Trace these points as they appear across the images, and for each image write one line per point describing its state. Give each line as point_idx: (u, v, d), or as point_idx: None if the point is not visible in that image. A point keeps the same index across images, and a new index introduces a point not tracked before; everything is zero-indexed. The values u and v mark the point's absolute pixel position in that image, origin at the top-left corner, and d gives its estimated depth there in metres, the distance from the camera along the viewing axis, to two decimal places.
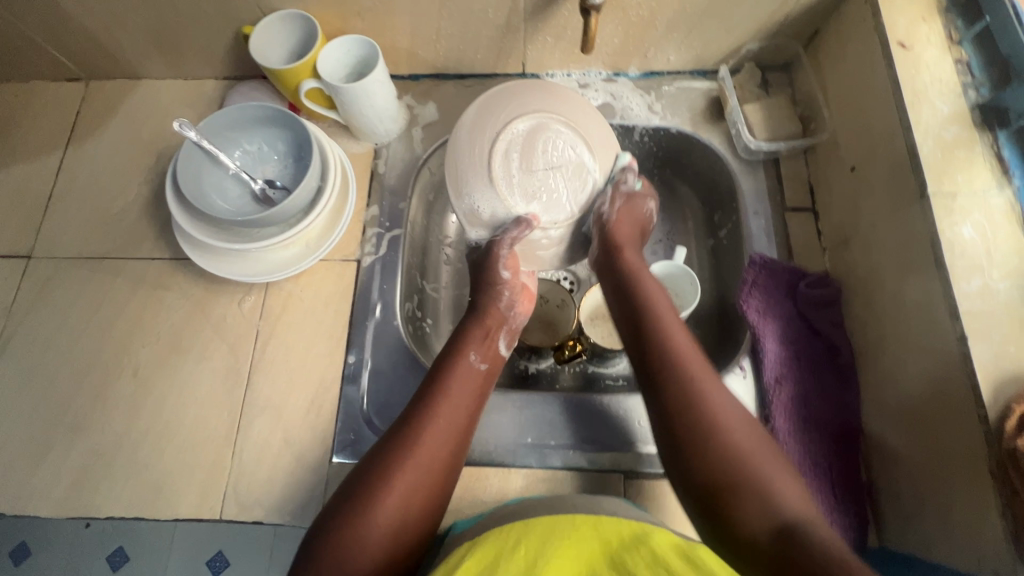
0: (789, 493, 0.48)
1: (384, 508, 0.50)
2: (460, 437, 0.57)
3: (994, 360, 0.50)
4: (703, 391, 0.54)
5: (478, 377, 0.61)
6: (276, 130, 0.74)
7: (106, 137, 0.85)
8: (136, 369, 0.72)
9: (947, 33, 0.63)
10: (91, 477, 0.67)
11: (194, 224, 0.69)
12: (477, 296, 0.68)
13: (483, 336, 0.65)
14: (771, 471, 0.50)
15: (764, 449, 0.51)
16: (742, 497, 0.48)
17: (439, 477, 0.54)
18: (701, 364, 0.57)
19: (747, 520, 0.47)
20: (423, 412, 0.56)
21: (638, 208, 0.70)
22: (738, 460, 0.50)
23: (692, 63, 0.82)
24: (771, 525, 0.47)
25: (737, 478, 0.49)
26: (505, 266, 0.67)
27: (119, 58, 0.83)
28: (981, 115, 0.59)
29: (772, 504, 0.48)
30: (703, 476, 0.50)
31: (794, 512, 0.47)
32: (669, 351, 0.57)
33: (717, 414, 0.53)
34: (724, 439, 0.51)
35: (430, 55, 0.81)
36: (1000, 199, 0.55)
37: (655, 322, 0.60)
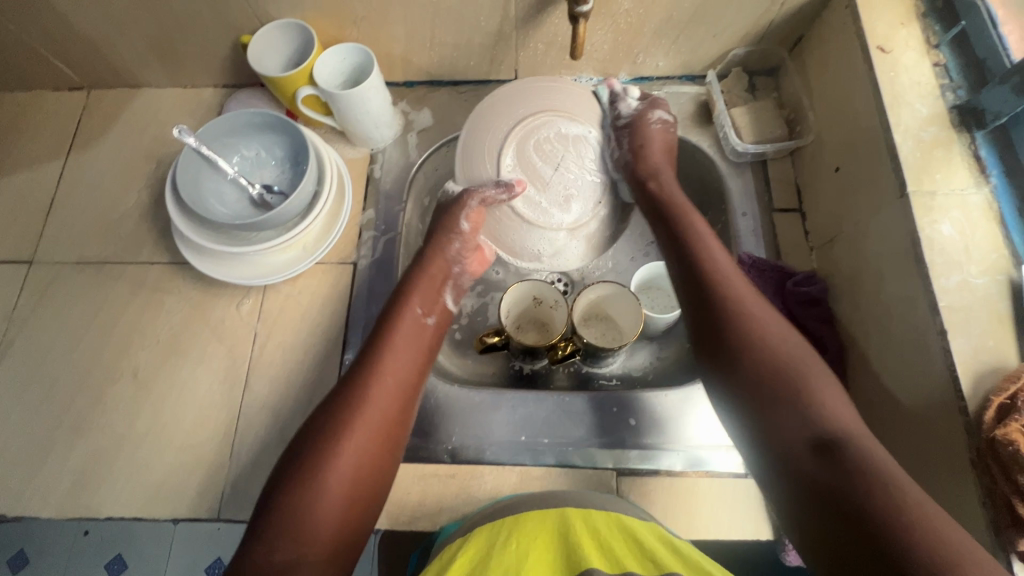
0: (841, 413, 0.48)
1: (335, 468, 0.50)
2: (407, 395, 0.58)
3: (973, 353, 0.51)
4: (752, 316, 0.54)
5: (422, 329, 0.63)
6: (274, 136, 0.75)
7: (107, 144, 0.86)
8: (135, 372, 0.73)
9: (925, 37, 0.65)
10: (90, 479, 0.68)
11: (193, 228, 0.70)
12: (423, 249, 0.71)
13: (427, 290, 0.66)
14: (824, 394, 0.49)
15: (803, 361, 0.51)
16: (793, 415, 0.48)
17: (389, 435, 0.55)
18: (749, 292, 0.57)
19: (795, 437, 0.47)
20: (368, 369, 0.57)
21: (653, 132, 0.74)
22: (789, 380, 0.50)
23: (681, 68, 0.84)
24: (819, 442, 0.46)
25: (787, 396, 0.49)
26: (466, 216, 0.69)
27: (120, 68, 0.85)
28: (958, 116, 0.61)
29: (822, 421, 0.47)
30: (751, 398, 0.50)
31: (841, 424, 0.47)
32: (714, 284, 0.57)
33: (767, 339, 0.52)
34: (773, 364, 0.51)
35: (425, 62, 0.83)
36: (978, 198, 0.57)
37: (700, 261, 0.60)
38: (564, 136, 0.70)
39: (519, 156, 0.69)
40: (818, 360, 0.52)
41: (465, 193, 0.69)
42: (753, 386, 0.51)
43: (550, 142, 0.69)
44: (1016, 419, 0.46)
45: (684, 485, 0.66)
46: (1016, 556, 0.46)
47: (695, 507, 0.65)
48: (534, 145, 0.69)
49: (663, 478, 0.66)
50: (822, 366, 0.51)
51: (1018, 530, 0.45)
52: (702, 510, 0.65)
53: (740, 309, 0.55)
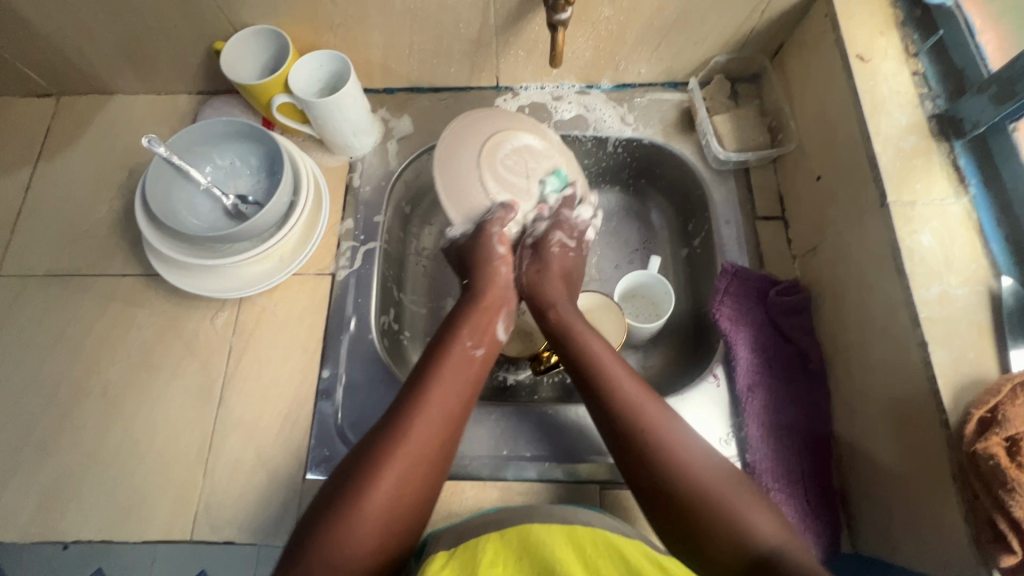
0: (763, 524, 0.49)
1: (375, 500, 0.51)
2: (452, 430, 0.57)
3: (954, 364, 0.51)
4: (660, 433, 0.55)
5: (471, 362, 0.62)
6: (249, 145, 0.74)
7: (77, 153, 0.84)
8: (105, 388, 0.71)
9: (904, 46, 0.65)
10: (57, 500, 0.66)
11: (163, 240, 0.68)
12: (475, 278, 0.70)
13: (478, 320, 0.65)
14: (742, 506, 0.50)
15: (725, 485, 0.52)
16: (719, 533, 0.49)
17: (430, 471, 0.54)
18: (653, 404, 0.57)
19: (722, 551, 0.49)
20: (416, 400, 0.57)
21: (552, 258, 0.72)
22: (711, 505, 0.50)
23: (663, 76, 0.83)
24: (749, 557, 0.48)
25: (710, 513, 0.50)
26: (499, 242, 0.70)
27: (90, 74, 0.83)
28: (937, 125, 0.60)
29: (750, 537, 0.48)
30: (676, 512, 0.51)
31: (770, 542, 0.48)
32: (624, 407, 0.57)
33: (680, 457, 0.53)
34: (691, 472, 0.52)
35: (404, 69, 0.81)
36: (957, 207, 0.57)
37: (602, 365, 0.60)
38: (518, 153, 0.73)
39: (500, 180, 0.72)
40: (741, 481, 0.53)
41: (484, 223, 0.70)
42: (680, 519, 0.51)
43: (513, 156, 0.73)
44: (996, 432, 0.45)
45: None
46: (999, 571, 0.45)
47: None
48: (503, 170, 0.72)
49: None
50: (746, 486, 0.53)
51: (1000, 546, 0.44)
52: None
53: (648, 424, 0.55)
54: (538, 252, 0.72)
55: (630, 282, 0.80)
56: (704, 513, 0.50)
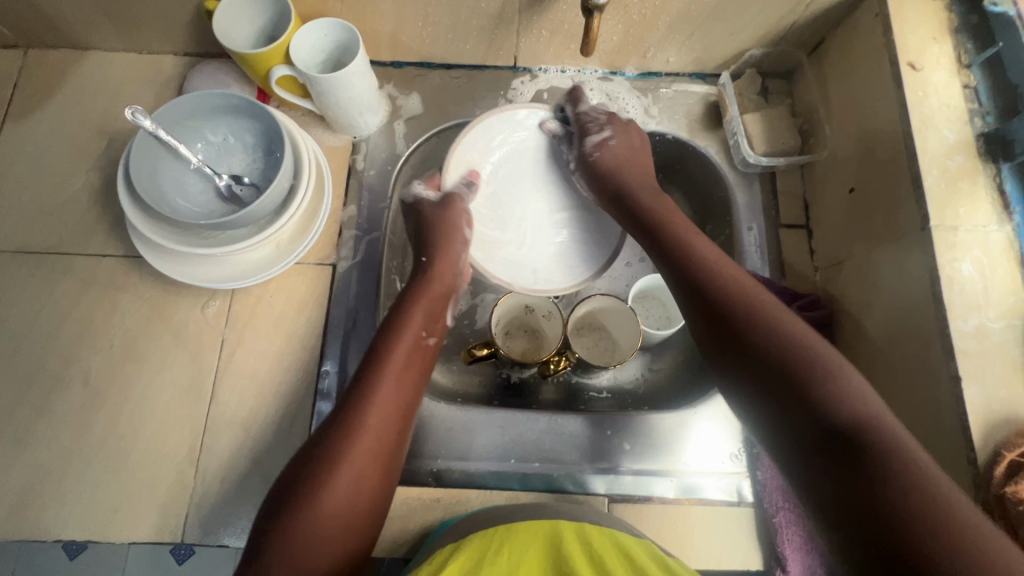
0: (864, 395, 0.45)
1: (332, 495, 0.48)
2: (407, 414, 0.55)
3: (985, 403, 0.50)
4: (721, 268, 0.56)
5: (425, 352, 0.59)
6: (245, 120, 0.67)
7: (48, 116, 0.76)
8: (86, 379, 0.66)
9: (957, 55, 0.61)
10: (37, 496, 0.62)
11: (147, 222, 0.62)
12: (430, 260, 0.66)
13: (428, 308, 0.62)
14: (851, 375, 0.46)
15: (781, 318, 0.50)
16: (819, 400, 0.45)
17: (384, 454, 0.52)
18: (772, 300, 0.53)
19: (817, 412, 0.44)
20: (367, 389, 0.53)
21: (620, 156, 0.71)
22: (736, 292, 0.53)
23: (692, 65, 0.78)
24: (840, 419, 0.44)
25: (808, 388, 0.46)
26: (465, 223, 0.70)
27: (63, 27, 0.74)
28: (985, 145, 0.57)
29: (841, 409, 0.44)
30: (774, 370, 0.48)
31: (857, 389, 0.45)
32: (736, 290, 0.53)
33: (795, 339, 0.48)
34: (791, 349, 0.48)
35: (415, 42, 0.75)
36: (999, 235, 0.55)
37: (713, 265, 0.57)
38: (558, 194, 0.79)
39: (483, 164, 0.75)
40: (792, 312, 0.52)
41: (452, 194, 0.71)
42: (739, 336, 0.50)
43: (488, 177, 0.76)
44: None
45: (677, 514, 0.64)
46: None
47: (688, 536, 0.63)
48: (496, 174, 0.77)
49: (656, 505, 0.64)
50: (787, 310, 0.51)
51: None
52: (694, 539, 0.63)
53: (745, 296, 0.53)
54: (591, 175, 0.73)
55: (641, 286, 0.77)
56: (717, 290, 0.54)
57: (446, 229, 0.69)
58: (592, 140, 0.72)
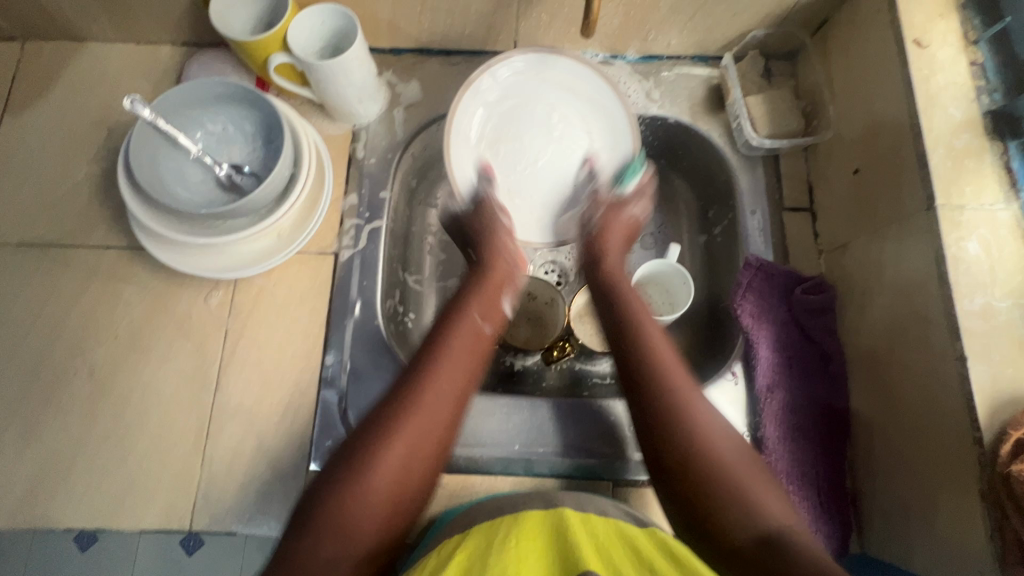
0: (777, 510, 0.47)
1: (379, 474, 0.47)
2: (457, 404, 0.53)
3: (991, 382, 0.50)
4: (643, 325, 0.58)
5: (480, 338, 0.57)
6: (244, 108, 0.67)
7: (47, 108, 0.76)
8: (91, 370, 0.66)
9: (964, 31, 0.60)
10: (46, 485, 0.63)
11: (148, 213, 0.62)
12: (480, 252, 0.66)
13: (485, 297, 0.61)
14: (757, 489, 0.48)
15: (693, 398, 0.53)
16: (729, 516, 0.47)
17: (437, 442, 0.50)
18: (688, 382, 0.54)
19: (731, 529, 0.46)
20: (421, 376, 0.52)
21: (620, 220, 0.69)
22: (652, 363, 0.55)
23: (694, 48, 0.77)
24: (758, 538, 0.45)
25: (716, 495, 0.47)
26: (499, 211, 0.68)
27: (60, 18, 0.74)
28: (992, 122, 0.57)
29: (752, 520, 0.46)
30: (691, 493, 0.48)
31: (778, 523, 0.46)
32: (658, 365, 0.55)
33: (710, 440, 0.50)
34: (706, 458, 0.49)
35: (414, 28, 0.74)
36: (1006, 214, 0.54)
37: (643, 337, 0.57)
38: (568, 198, 0.73)
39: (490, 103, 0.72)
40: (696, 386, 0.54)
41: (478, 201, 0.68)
42: (647, 413, 0.53)
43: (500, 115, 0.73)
44: None
45: None
46: None
47: None
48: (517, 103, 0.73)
49: (660, 489, 0.65)
50: (696, 391, 0.53)
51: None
52: None
53: (653, 360, 0.55)
54: (610, 212, 0.69)
55: (646, 271, 0.75)
56: (643, 357, 0.55)
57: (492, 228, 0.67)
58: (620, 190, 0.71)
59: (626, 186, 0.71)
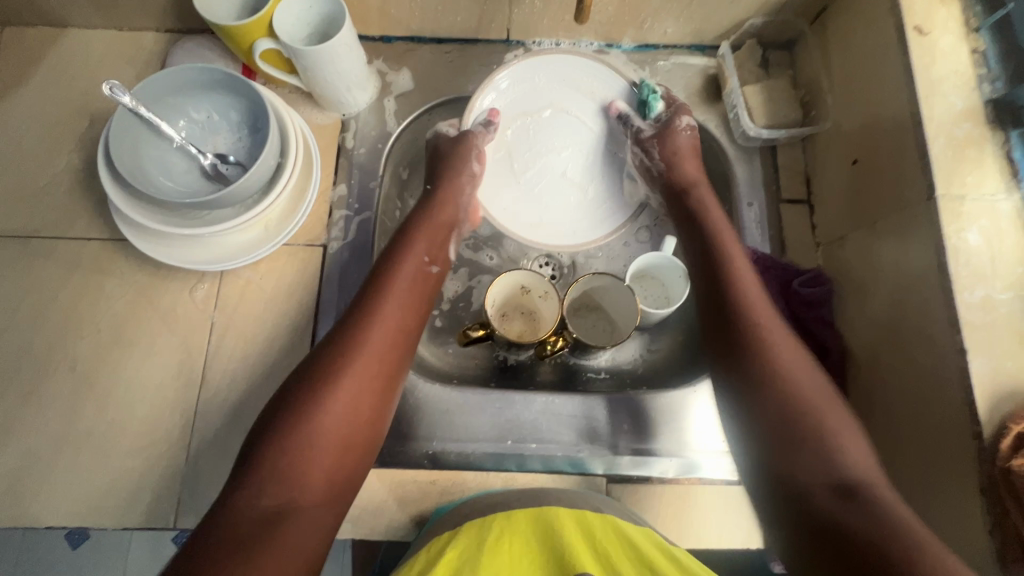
0: (862, 462, 0.49)
1: (326, 416, 0.49)
2: (402, 340, 0.56)
3: (991, 375, 0.49)
4: (734, 266, 0.61)
5: (426, 277, 0.61)
6: (229, 96, 0.65)
7: (28, 95, 0.74)
8: (73, 365, 0.65)
9: (965, 19, 0.59)
10: (27, 483, 0.61)
11: (130, 203, 0.60)
12: (437, 185, 0.70)
13: (430, 235, 0.65)
14: (847, 438, 0.50)
15: (780, 342, 0.55)
16: (823, 458, 0.49)
17: (379, 376, 0.53)
18: (778, 324, 0.57)
19: (813, 479, 0.49)
20: (367, 308, 0.56)
21: (678, 136, 0.71)
22: (739, 302, 0.58)
23: (691, 37, 0.76)
24: (838, 487, 0.48)
25: (806, 438, 0.50)
26: (476, 157, 0.71)
27: (40, 3, 0.71)
28: (994, 111, 0.55)
29: (843, 467, 0.49)
30: (784, 431, 0.51)
31: (864, 473, 0.48)
32: (750, 306, 0.57)
33: (801, 388, 0.52)
34: (794, 403, 0.52)
35: (404, 15, 0.72)
36: (1008, 204, 0.53)
37: (735, 282, 0.59)
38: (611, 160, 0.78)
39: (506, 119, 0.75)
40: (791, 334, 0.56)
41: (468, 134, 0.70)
42: (733, 347, 0.56)
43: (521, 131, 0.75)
44: None
45: (676, 493, 0.63)
46: None
47: (686, 516, 0.62)
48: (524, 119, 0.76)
49: (655, 484, 0.63)
50: (794, 339, 0.56)
51: None
52: (692, 519, 0.62)
53: (743, 298, 0.58)
54: (661, 140, 0.72)
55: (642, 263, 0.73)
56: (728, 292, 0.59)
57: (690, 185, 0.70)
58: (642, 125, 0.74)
59: (654, 110, 0.73)
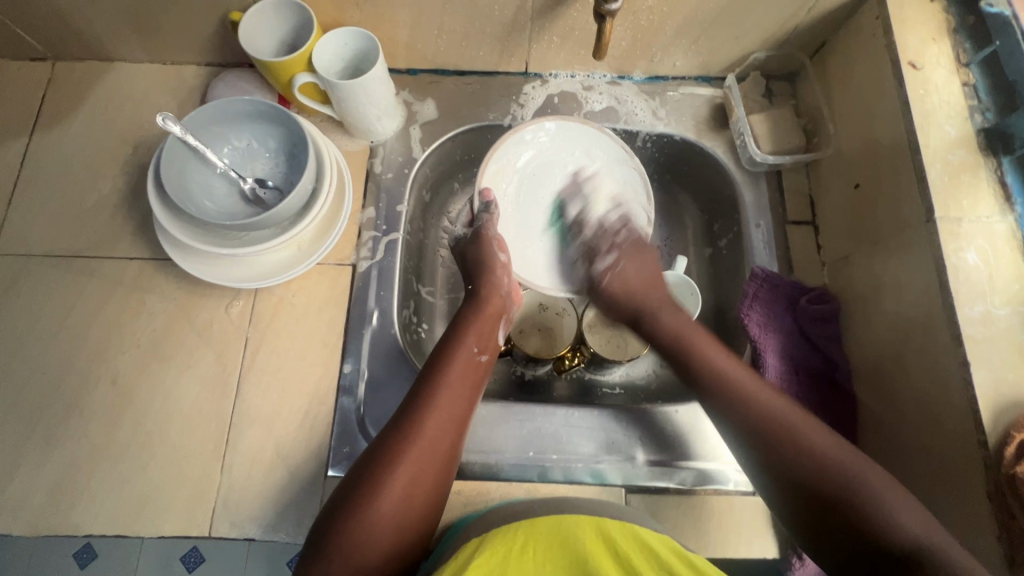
0: (908, 518, 0.47)
1: (385, 508, 0.50)
2: (459, 427, 0.56)
3: (993, 386, 0.51)
4: (697, 339, 0.63)
5: (477, 368, 0.61)
6: (268, 125, 0.70)
7: (76, 125, 0.78)
8: (114, 378, 0.68)
9: (956, 55, 0.63)
10: (67, 492, 0.64)
11: (175, 223, 0.64)
12: (479, 285, 0.68)
13: (481, 326, 0.64)
14: (888, 499, 0.48)
15: (772, 406, 0.55)
16: (862, 528, 0.48)
17: (438, 466, 0.54)
18: (766, 389, 0.57)
19: (881, 541, 0.47)
20: (424, 402, 0.55)
21: (647, 262, 0.72)
22: (718, 375, 0.59)
23: (699, 69, 0.80)
24: (900, 552, 0.46)
25: (837, 503, 0.49)
26: (499, 248, 0.70)
27: (91, 40, 0.77)
28: (986, 139, 0.60)
29: (889, 532, 0.47)
30: (817, 505, 0.50)
31: (914, 530, 0.47)
32: (729, 390, 0.58)
33: (805, 449, 0.52)
34: (830, 469, 0.51)
35: (430, 49, 0.77)
36: (1002, 226, 0.57)
37: (710, 363, 0.60)
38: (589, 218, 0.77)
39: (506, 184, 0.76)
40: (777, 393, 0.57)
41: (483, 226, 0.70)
42: (727, 421, 0.57)
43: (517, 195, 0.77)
44: None
45: (693, 503, 0.65)
46: None
47: (703, 526, 0.64)
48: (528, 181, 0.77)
49: (672, 495, 0.65)
50: (783, 400, 0.56)
51: None
52: (709, 529, 0.64)
53: (722, 368, 0.59)
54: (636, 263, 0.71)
55: None
56: (710, 370, 0.60)
57: (651, 286, 0.70)
58: (600, 265, 0.73)
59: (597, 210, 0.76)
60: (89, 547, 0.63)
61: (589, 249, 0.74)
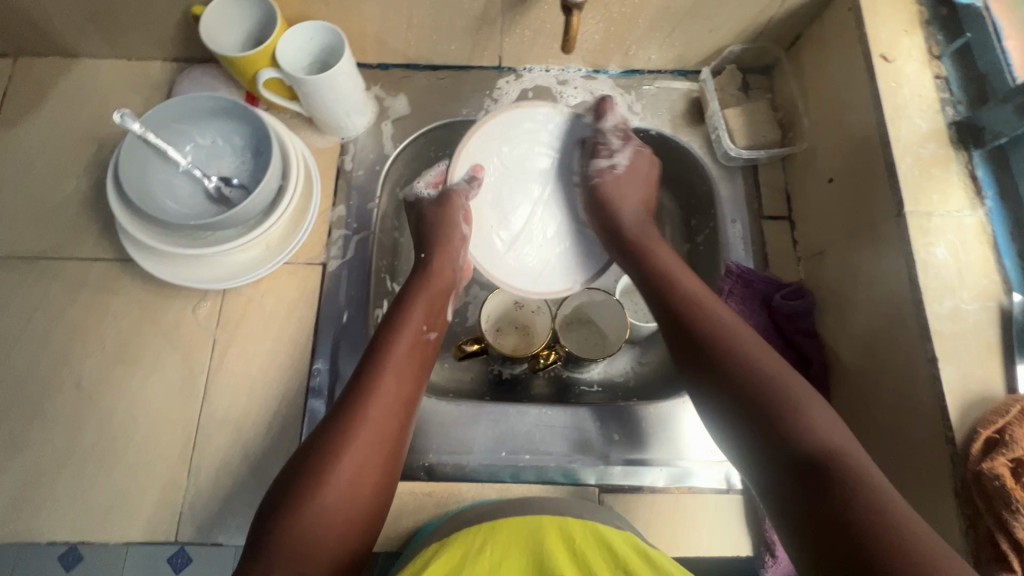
0: (829, 430, 0.47)
1: (328, 496, 0.49)
2: (408, 407, 0.55)
3: (961, 381, 0.51)
4: (655, 254, 0.65)
5: (425, 346, 0.60)
6: (232, 122, 0.68)
7: (38, 123, 0.76)
8: (78, 382, 0.66)
9: (928, 47, 0.62)
10: (30, 499, 0.62)
11: (136, 224, 0.63)
12: (430, 254, 0.67)
13: (429, 302, 0.63)
14: (814, 405, 0.49)
15: (727, 322, 0.56)
16: (789, 432, 0.48)
17: (389, 448, 0.53)
18: (727, 309, 0.58)
19: (793, 444, 0.47)
20: (368, 382, 0.54)
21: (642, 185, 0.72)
22: (681, 292, 0.59)
23: (674, 62, 0.79)
24: (812, 455, 0.46)
25: (767, 412, 0.49)
26: (462, 219, 0.69)
27: (52, 35, 0.75)
28: (957, 132, 0.59)
29: (804, 441, 0.47)
30: (745, 403, 0.50)
31: (834, 441, 0.47)
32: (687, 304, 0.58)
33: (751, 357, 0.52)
34: (761, 376, 0.51)
35: (401, 43, 0.76)
36: (972, 220, 0.56)
37: (664, 268, 0.62)
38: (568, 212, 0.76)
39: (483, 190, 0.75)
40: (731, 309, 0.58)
41: (451, 192, 0.70)
42: (681, 309, 0.58)
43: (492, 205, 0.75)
44: (1003, 453, 0.46)
45: (666, 502, 0.65)
46: None
47: (676, 524, 0.64)
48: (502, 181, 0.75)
49: (646, 494, 0.65)
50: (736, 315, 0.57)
51: (1000, 564, 0.46)
52: (682, 527, 0.64)
53: (673, 279, 0.61)
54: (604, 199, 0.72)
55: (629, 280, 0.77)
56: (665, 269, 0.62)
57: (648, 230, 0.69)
58: (603, 162, 0.72)
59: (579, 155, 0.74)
60: (74, 551, 0.62)
61: (594, 164, 0.73)
